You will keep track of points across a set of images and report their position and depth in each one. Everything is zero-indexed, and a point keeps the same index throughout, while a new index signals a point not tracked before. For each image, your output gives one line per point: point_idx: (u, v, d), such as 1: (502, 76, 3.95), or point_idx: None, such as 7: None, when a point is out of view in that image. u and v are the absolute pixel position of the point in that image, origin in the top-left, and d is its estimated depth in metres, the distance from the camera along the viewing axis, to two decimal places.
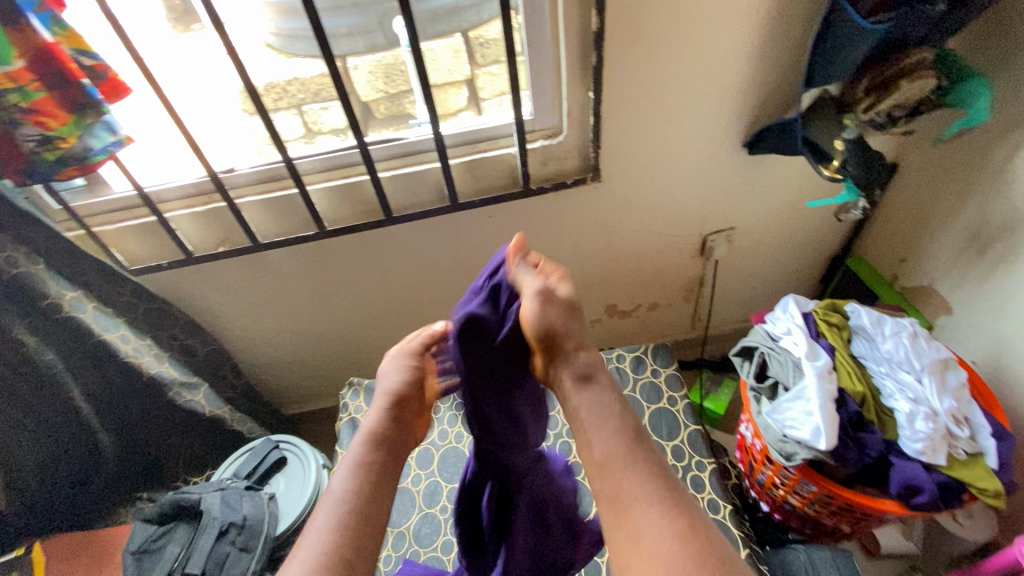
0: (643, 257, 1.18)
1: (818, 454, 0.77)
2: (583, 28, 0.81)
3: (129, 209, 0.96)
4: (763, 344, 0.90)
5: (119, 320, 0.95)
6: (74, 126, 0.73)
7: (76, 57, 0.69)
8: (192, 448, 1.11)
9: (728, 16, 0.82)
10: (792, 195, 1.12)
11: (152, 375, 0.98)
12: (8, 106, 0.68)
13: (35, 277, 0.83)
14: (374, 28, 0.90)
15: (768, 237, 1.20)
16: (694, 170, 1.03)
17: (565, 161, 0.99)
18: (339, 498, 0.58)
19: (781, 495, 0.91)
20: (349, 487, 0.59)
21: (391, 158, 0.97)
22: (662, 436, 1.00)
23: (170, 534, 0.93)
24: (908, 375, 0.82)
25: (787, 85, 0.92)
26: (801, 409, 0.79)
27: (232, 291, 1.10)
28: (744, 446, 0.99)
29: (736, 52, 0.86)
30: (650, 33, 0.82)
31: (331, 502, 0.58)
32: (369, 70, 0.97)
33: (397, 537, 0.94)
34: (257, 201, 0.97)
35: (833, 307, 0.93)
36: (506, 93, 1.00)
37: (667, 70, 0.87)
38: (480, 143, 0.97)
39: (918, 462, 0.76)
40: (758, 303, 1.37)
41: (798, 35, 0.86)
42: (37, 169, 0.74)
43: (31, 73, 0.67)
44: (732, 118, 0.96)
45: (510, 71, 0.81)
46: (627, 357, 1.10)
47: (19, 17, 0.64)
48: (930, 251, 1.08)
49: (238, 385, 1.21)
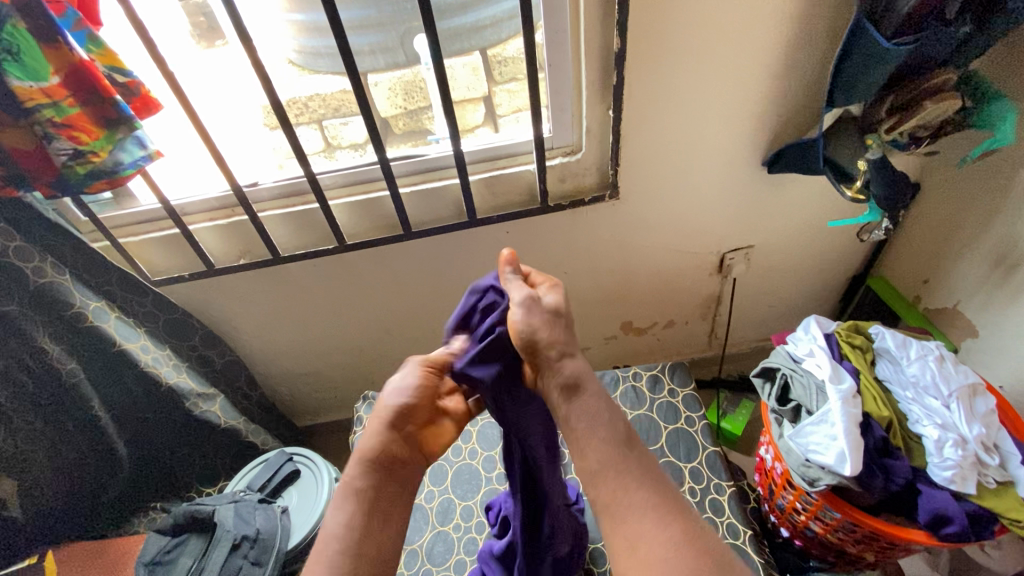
0: (660, 274, 1.18)
1: (842, 480, 0.75)
2: (604, 47, 0.82)
3: (154, 221, 0.98)
4: (785, 366, 0.88)
5: (140, 330, 0.97)
6: (105, 141, 0.74)
7: (110, 74, 0.73)
8: (206, 459, 1.10)
9: (749, 37, 0.82)
10: (812, 215, 1.11)
11: (170, 385, 0.99)
12: (42, 120, 0.70)
13: (61, 287, 0.85)
14: (395, 46, 0.91)
15: (788, 255, 1.19)
16: (713, 188, 1.03)
17: (584, 179, 0.99)
18: (342, 527, 0.57)
19: (803, 521, 0.89)
20: (358, 516, 0.58)
21: (412, 174, 0.98)
22: (680, 458, 0.98)
23: (183, 546, 0.93)
24: (935, 401, 0.80)
25: (808, 106, 0.92)
26: (825, 433, 0.77)
27: (250, 303, 1.11)
28: (764, 469, 0.97)
29: (758, 72, 0.87)
30: (672, 54, 0.82)
31: (334, 530, 0.57)
32: (389, 86, 1.00)
33: (410, 555, 0.92)
34: (278, 215, 0.98)
35: (856, 329, 0.92)
36: (522, 110, 1.02)
37: (687, 90, 0.87)
38: (500, 160, 0.97)
39: (948, 491, 0.74)
40: (776, 322, 1.35)
41: (820, 55, 0.86)
42: (69, 182, 0.76)
43: (66, 90, 0.69)
44: (752, 136, 0.95)
45: (532, 89, 0.81)
46: (643, 376, 1.09)
47: (57, 35, 0.66)
48: (955, 272, 1.06)
49: (255, 397, 1.22)
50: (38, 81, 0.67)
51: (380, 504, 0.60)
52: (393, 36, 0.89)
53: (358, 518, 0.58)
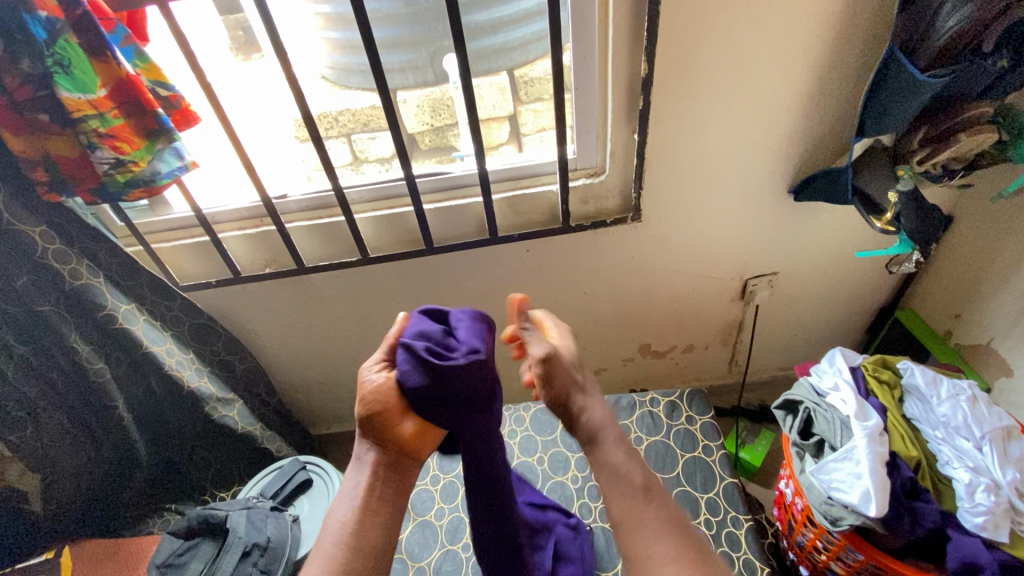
0: (680, 298, 1.16)
1: (867, 521, 0.72)
2: (631, 73, 0.83)
3: (186, 228, 1.01)
4: (809, 400, 0.86)
5: (166, 334, 0.99)
6: (146, 151, 0.77)
7: (153, 88, 0.76)
8: (221, 464, 1.11)
9: (777, 67, 0.82)
10: (838, 244, 1.09)
11: (192, 389, 1.01)
12: (87, 130, 0.72)
13: (93, 290, 0.87)
14: (425, 65, 0.93)
15: (813, 284, 1.16)
16: (737, 214, 1.02)
17: (606, 201, 0.99)
18: (341, 521, 0.58)
19: (824, 561, 0.85)
20: (360, 513, 0.59)
21: (437, 191, 0.99)
22: (695, 488, 0.96)
23: (195, 549, 0.93)
24: (966, 442, 0.77)
25: (837, 134, 0.91)
26: (849, 471, 0.74)
27: (273, 311, 1.13)
28: (783, 504, 0.94)
29: (786, 101, 0.86)
30: (699, 80, 0.83)
31: (337, 527, 0.58)
32: (417, 104, 1.03)
33: (417, 573, 0.91)
34: (305, 226, 1.00)
35: (883, 363, 0.90)
36: (546, 130, 1.04)
37: (713, 116, 0.87)
38: (523, 179, 0.98)
39: (979, 538, 0.70)
40: (799, 351, 1.32)
41: (851, 82, 0.85)
42: (108, 189, 0.78)
43: (111, 101, 0.72)
44: (779, 163, 0.94)
45: (557, 110, 0.82)
46: (661, 401, 1.08)
47: (105, 50, 0.69)
48: (989, 308, 1.03)
49: (272, 404, 1.23)
50: (86, 93, 0.69)
51: (376, 501, 0.60)
52: (424, 55, 0.91)
53: (356, 513, 0.58)
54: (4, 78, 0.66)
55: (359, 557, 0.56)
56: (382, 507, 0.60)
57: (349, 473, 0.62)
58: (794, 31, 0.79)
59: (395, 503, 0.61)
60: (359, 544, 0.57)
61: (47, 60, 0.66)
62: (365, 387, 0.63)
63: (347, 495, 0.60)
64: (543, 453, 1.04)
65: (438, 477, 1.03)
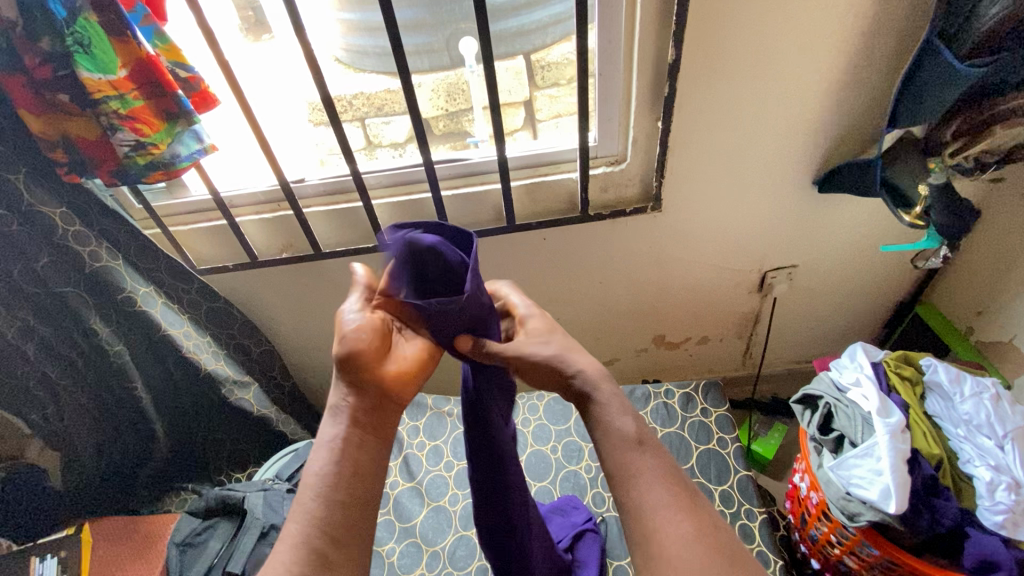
0: (697, 288, 1.15)
1: (886, 517, 0.72)
2: (658, 58, 0.81)
3: (204, 212, 1.01)
4: (829, 395, 0.85)
5: (184, 318, 0.99)
6: (165, 134, 0.76)
7: (173, 69, 0.75)
8: (238, 446, 1.12)
9: (808, 53, 0.80)
10: (860, 238, 1.07)
11: (209, 371, 1.01)
12: (107, 111, 0.72)
13: (115, 272, 0.87)
14: (440, 48, 0.92)
15: (833, 278, 1.15)
16: (759, 206, 1.00)
17: (626, 189, 0.98)
18: (320, 475, 0.53)
19: (836, 555, 0.86)
20: (338, 465, 0.54)
21: (454, 177, 0.98)
22: (710, 480, 0.96)
23: (213, 529, 0.95)
24: (987, 440, 0.76)
25: (867, 125, 0.89)
26: (869, 468, 0.73)
27: (290, 296, 1.14)
28: (797, 498, 0.94)
29: (815, 90, 0.84)
30: (726, 68, 0.81)
31: (312, 483, 0.53)
32: (432, 88, 1.01)
33: (432, 557, 0.92)
34: (323, 212, 1.00)
35: (905, 359, 0.88)
36: (561, 116, 1.01)
37: (738, 104, 0.85)
38: (542, 167, 0.97)
39: (998, 536, 0.71)
40: (815, 345, 1.31)
41: (885, 71, 0.82)
42: (129, 172, 0.78)
43: (132, 83, 0.71)
44: (804, 152, 0.92)
45: (581, 95, 0.80)
46: (675, 393, 1.07)
47: (127, 30, 0.68)
48: (1011, 306, 1.02)
49: (287, 388, 1.23)
50: (107, 74, 0.69)
51: (361, 454, 0.55)
52: (440, 38, 0.91)
53: (335, 466, 0.53)
54: (24, 56, 0.66)
55: (352, 510, 0.53)
56: (363, 456, 0.55)
57: (323, 424, 0.57)
58: (825, 15, 0.76)
59: (376, 456, 0.56)
60: (338, 496, 0.52)
61: (67, 38, 0.66)
62: (343, 326, 0.59)
63: (326, 445, 0.55)
64: (556, 442, 1.04)
65: (452, 463, 1.04)
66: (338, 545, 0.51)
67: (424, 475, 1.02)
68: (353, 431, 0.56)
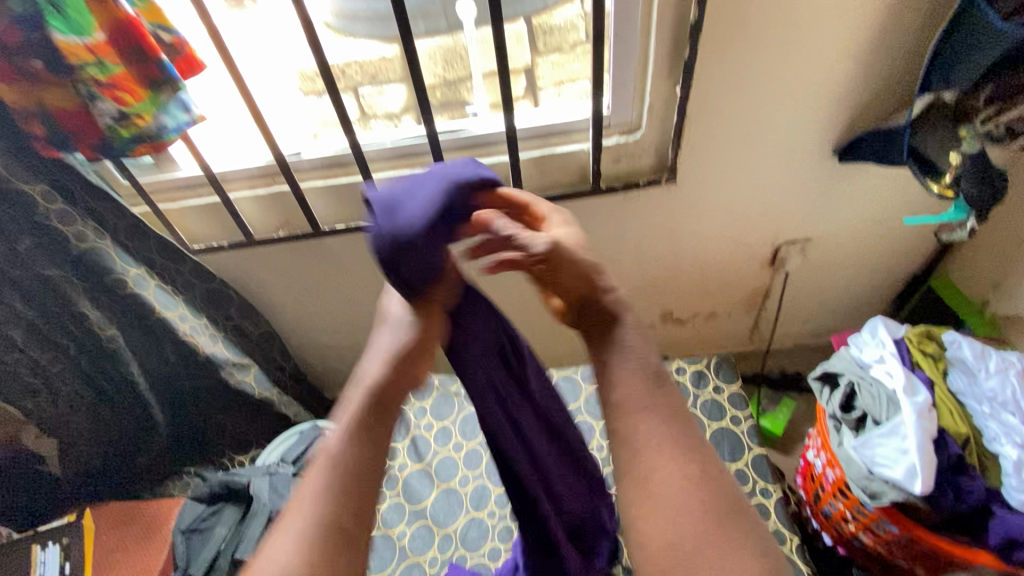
0: (708, 263, 1.12)
1: (909, 496, 0.71)
2: (679, 19, 0.76)
3: (195, 187, 0.96)
4: (851, 372, 0.83)
5: (178, 299, 0.93)
6: (149, 103, 0.70)
7: (155, 32, 0.69)
8: (238, 430, 1.08)
9: (839, 12, 0.75)
10: (878, 210, 1.04)
11: (208, 355, 0.96)
12: (86, 79, 0.66)
13: (103, 254, 0.82)
14: (437, 11, 0.87)
15: (847, 251, 1.12)
16: (775, 177, 0.96)
17: (640, 160, 0.94)
18: (334, 455, 0.51)
19: (851, 531, 0.85)
20: (352, 446, 0.51)
21: (459, 149, 0.94)
22: (724, 457, 0.95)
23: (219, 514, 0.93)
24: (1013, 417, 0.74)
25: (894, 90, 0.84)
26: (894, 447, 0.72)
27: (288, 275, 1.09)
28: (810, 474, 0.93)
29: (843, 52, 0.79)
30: (751, 29, 0.76)
31: (325, 463, 0.50)
32: (428, 54, 0.92)
33: (444, 538, 0.91)
34: (322, 187, 0.95)
35: (927, 335, 0.86)
36: (566, 82, 0.94)
37: (762, 68, 0.80)
38: (551, 137, 0.93)
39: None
40: (824, 320, 1.29)
41: (919, 30, 0.78)
42: (112, 145, 0.73)
43: (111, 48, 0.65)
44: (827, 119, 0.88)
45: (597, 59, 0.75)
46: (687, 370, 1.05)
47: None
48: None
49: (288, 369, 1.20)
50: (82, 36, 0.63)
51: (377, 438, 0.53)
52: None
53: (353, 447, 0.51)
54: None
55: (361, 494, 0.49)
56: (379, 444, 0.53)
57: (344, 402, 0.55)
58: None
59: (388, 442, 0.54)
60: (351, 480, 0.49)
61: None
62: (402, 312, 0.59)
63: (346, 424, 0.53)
64: None
65: (461, 444, 1.01)
66: (345, 530, 0.47)
67: (433, 456, 1.01)
68: (368, 413, 0.53)
